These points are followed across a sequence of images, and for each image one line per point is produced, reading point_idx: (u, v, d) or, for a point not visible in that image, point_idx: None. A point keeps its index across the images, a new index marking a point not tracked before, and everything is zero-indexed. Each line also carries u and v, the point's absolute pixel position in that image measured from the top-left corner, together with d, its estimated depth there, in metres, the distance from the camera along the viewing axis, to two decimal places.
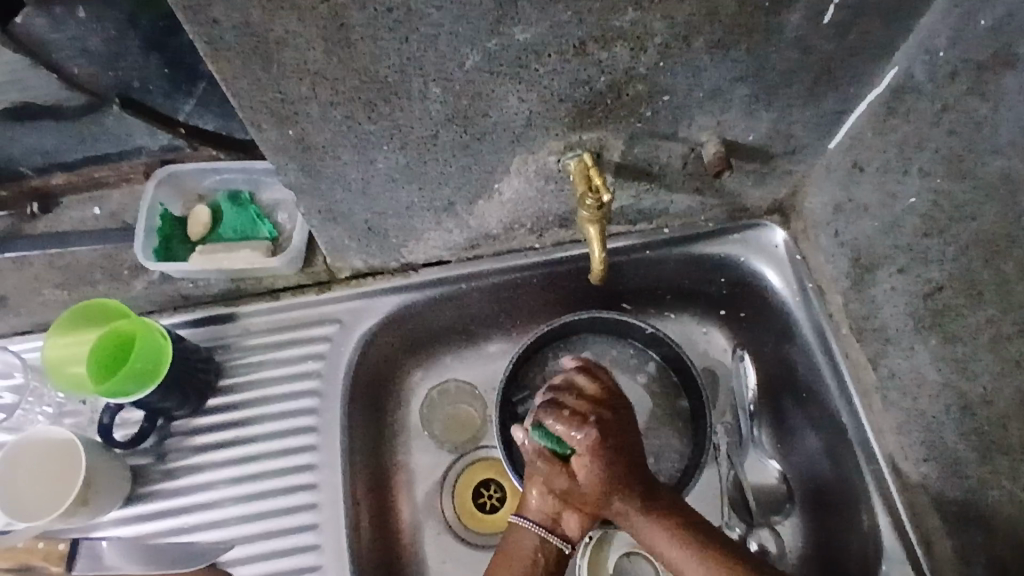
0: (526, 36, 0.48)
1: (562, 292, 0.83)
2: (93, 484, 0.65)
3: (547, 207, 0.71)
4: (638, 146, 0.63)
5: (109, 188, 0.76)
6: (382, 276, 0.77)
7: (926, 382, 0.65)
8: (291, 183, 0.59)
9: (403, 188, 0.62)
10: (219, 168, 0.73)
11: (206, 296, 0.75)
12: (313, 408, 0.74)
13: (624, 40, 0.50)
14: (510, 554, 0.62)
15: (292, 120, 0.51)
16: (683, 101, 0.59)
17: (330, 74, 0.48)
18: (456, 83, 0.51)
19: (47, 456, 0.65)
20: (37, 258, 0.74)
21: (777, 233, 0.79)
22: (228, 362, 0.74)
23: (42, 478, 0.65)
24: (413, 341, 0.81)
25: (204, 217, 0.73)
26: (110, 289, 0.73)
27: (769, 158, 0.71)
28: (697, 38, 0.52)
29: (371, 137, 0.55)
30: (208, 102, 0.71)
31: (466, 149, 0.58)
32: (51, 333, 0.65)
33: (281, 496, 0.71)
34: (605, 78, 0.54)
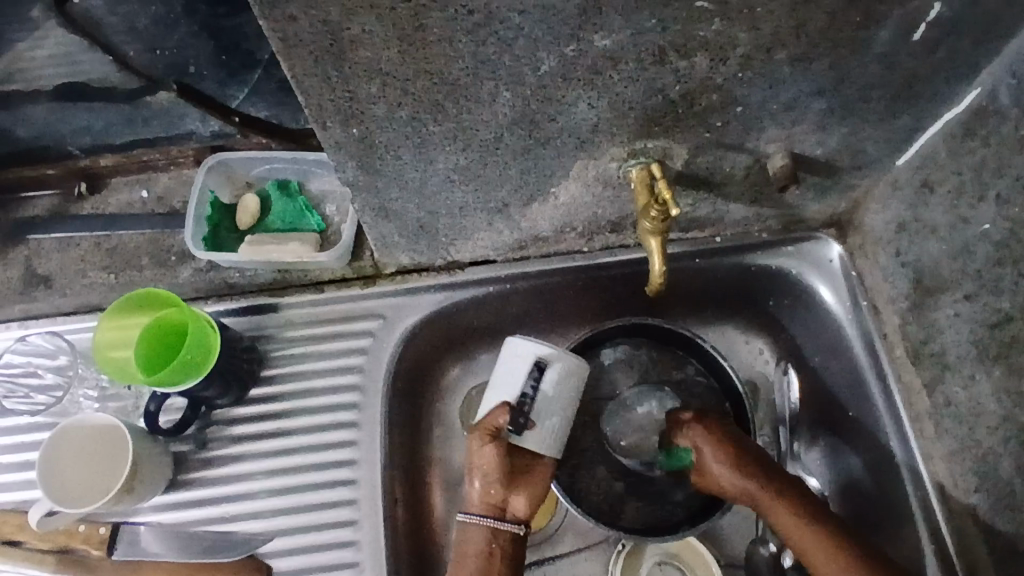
0: (605, 43, 0.46)
1: (607, 297, 0.81)
2: (140, 472, 0.66)
3: (601, 211, 0.69)
4: (703, 155, 0.61)
5: (157, 172, 0.76)
6: (427, 273, 0.76)
7: (985, 413, 0.63)
8: (348, 180, 0.58)
9: (459, 189, 0.61)
10: (269, 157, 0.72)
11: (251, 286, 0.74)
12: (354, 404, 0.73)
13: (705, 50, 0.49)
14: (464, 551, 0.63)
15: (357, 119, 0.50)
16: (756, 112, 0.57)
17: (401, 75, 0.46)
18: (527, 88, 0.49)
19: (97, 442, 0.66)
20: (85, 239, 0.74)
21: (832, 248, 0.77)
22: (270, 353, 0.74)
23: (91, 464, 0.66)
24: (455, 339, 0.80)
25: (253, 206, 0.72)
26: (156, 275, 0.73)
27: (834, 172, 0.68)
28: (780, 50, 0.50)
29: (434, 138, 0.53)
30: (262, 91, 0.70)
31: (528, 152, 0.57)
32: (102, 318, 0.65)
33: (320, 490, 0.71)
34: (679, 87, 0.52)
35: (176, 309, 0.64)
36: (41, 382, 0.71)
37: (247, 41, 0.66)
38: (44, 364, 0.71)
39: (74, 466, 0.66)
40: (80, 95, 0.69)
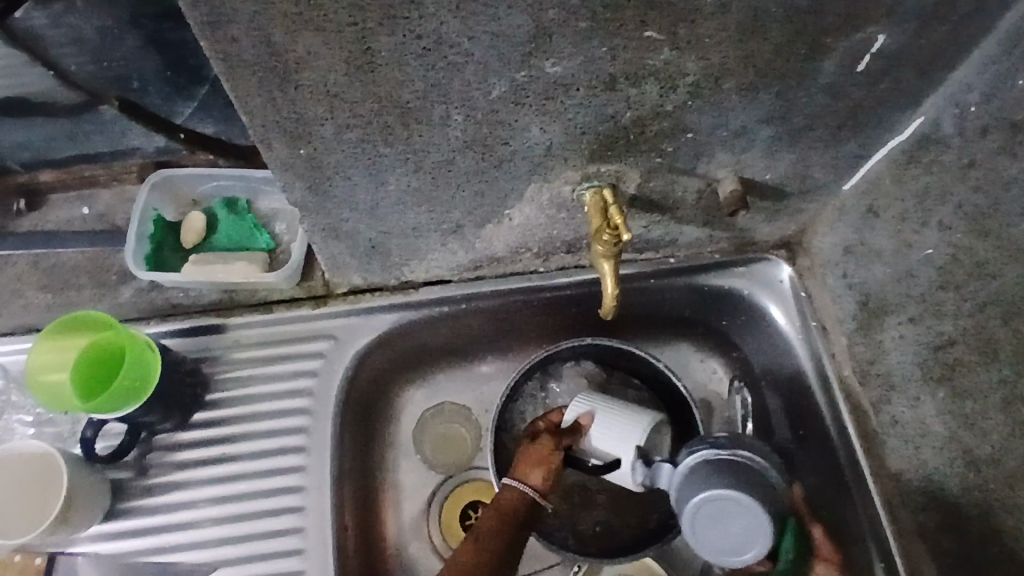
0: (556, 69, 0.46)
1: (563, 317, 0.81)
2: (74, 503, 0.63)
3: (556, 233, 0.69)
4: (655, 180, 0.62)
5: (98, 187, 0.73)
6: (381, 292, 0.75)
7: (930, 433, 0.64)
8: (296, 201, 0.56)
9: (411, 210, 0.60)
10: (216, 174, 0.70)
11: (196, 306, 0.72)
12: (303, 427, 0.71)
13: (655, 78, 0.49)
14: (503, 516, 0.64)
15: (305, 139, 0.49)
16: (706, 138, 0.57)
17: (349, 97, 0.45)
18: (479, 112, 0.49)
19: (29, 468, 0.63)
20: (22, 257, 0.71)
21: (782, 269, 0.78)
22: (215, 375, 0.71)
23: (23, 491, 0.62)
24: (409, 359, 0.79)
25: (198, 225, 0.70)
26: (97, 295, 0.70)
27: (783, 197, 0.70)
28: (729, 79, 0.51)
29: (385, 160, 0.52)
30: (210, 106, 0.68)
31: (481, 175, 0.56)
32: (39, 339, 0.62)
33: (266, 517, 0.68)
34: (630, 114, 0.52)
35: (114, 332, 0.61)
36: None
37: (195, 56, 0.64)
38: None
39: (6, 492, 0.63)
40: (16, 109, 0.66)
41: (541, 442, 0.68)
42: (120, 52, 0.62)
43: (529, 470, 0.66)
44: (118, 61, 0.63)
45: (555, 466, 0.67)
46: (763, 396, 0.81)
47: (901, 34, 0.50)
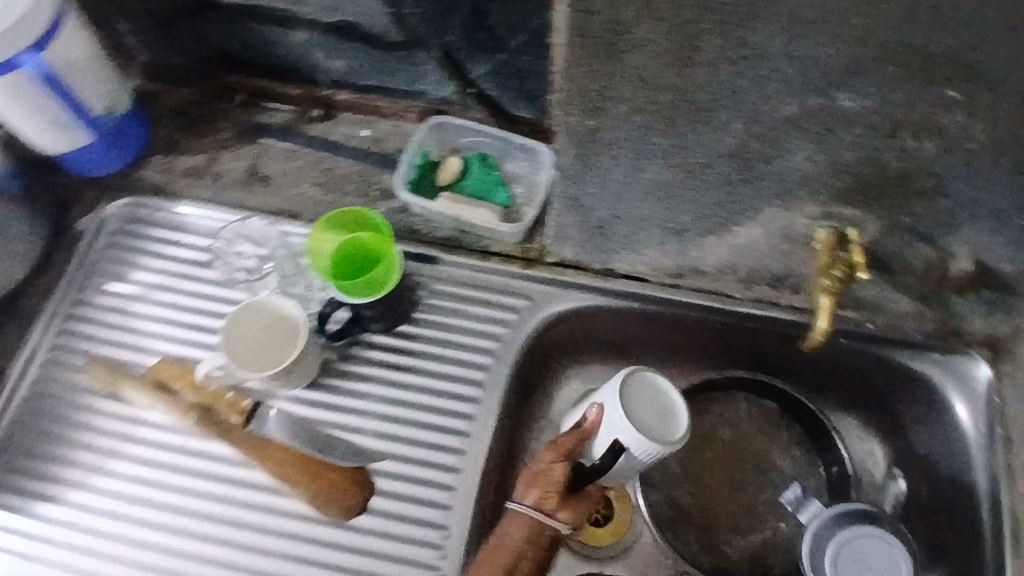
0: (849, 104, 0.50)
1: (740, 346, 0.82)
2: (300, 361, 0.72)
3: (769, 263, 0.72)
4: (891, 237, 0.63)
5: (380, 116, 0.85)
6: (582, 271, 0.81)
7: None
8: (561, 165, 0.64)
9: (651, 202, 0.66)
10: (482, 130, 0.80)
11: (428, 236, 0.82)
12: (484, 366, 0.79)
13: (938, 136, 0.51)
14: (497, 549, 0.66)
15: (599, 112, 0.55)
16: (960, 210, 0.58)
17: (657, 84, 0.52)
18: (760, 126, 0.53)
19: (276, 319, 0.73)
20: (305, 156, 0.84)
21: (983, 368, 0.76)
22: (423, 298, 0.81)
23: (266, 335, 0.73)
24: (585, 339, 0.85)
25: (454, 168, 0.79)
26: (354, 202, 0.81)
27: (1014, 294, 0.68)
28: (1011, 156, 0.52)
29: (654, 149, 0.58)
30: (498, 74, 0.76)
31: (730, 186, 0.61)
32: (334, 213, 0.72)
33: (433, 431, 0.76)
34: (898, 164, 0.55)
35: (384, 246, 0.71)
36: (244, 264, 0.80)
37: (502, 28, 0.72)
38: (252, 249, 0.80)
39: (248, 332, 0.73)
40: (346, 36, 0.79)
41: (536, 462, 0.66)
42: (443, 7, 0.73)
43: (525, 490, 0.66)
44: None
45: (553, 481, 0.66)
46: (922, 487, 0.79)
47: None
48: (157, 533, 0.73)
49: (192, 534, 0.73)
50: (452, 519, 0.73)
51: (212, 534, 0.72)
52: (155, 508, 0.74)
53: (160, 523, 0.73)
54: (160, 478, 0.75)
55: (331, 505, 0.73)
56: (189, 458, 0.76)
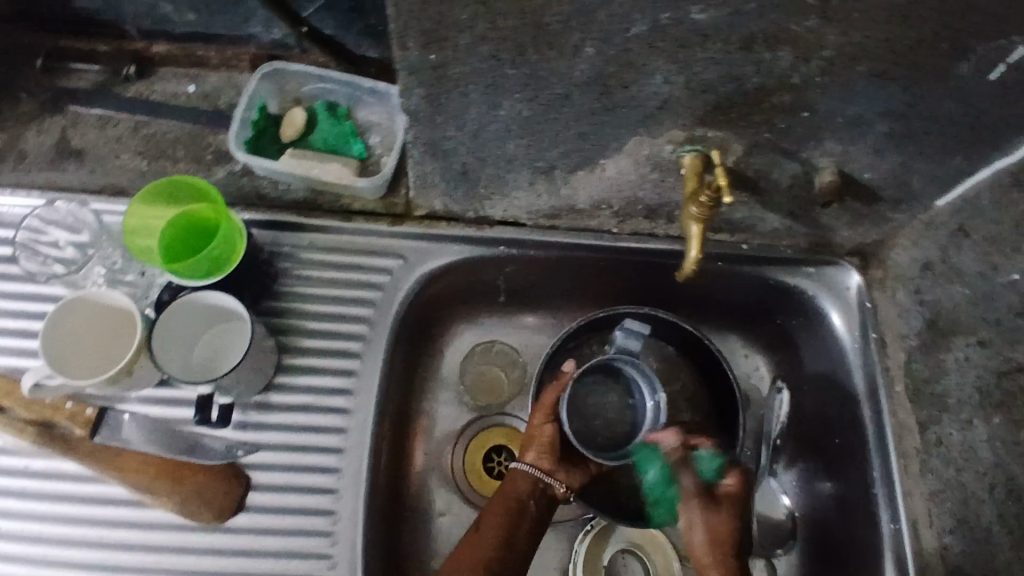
0: (702, 17, 0.46)
1: (623, 281, 0.81)
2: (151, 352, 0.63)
3: (642, 194, 0.70)
4: (756, 156, 0.62)
5: (207, 68, 0.75)
6: (456, 223, 0.76)
7: (976, 459, 0.65)
8: (410, 109, 0.57)
9: (513, 141, 0.61)
10: (326, 76, 0.72)
11: (281, 201, 0.73)
12: (362, 335, 0.73)
13: (791, 46, 0.49)
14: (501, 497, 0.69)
15: (440, 45, 0.49)
16: (821, 121, 0.57)
17: (496, 7, 0.46)
18: (613, 49, 0.49)
19: (114, 316, 0.65)
20: (124, 121, 0.73)
21: (852, 276, 0.78)
22: (286, 271, 0.73)
23: (106, 338, 0.64)
24: (471, 293, 0.81)
25: (298, 121, 0.71)
26: (189, 169, 0.72)
27: (874, 202, 0.69)
28: (862, 62, 0.50)
29: (506, 83, 0.53)
30: (334, 8, 0.70)
31: (592, 117, 0.57)
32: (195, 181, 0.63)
33: (313, 413, 0.70)
34: (756, 79, 0.52)
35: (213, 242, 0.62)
36: (59, 254, 0.69)
37: None
38: (67, 238, 0.69)
39: (82, 329, 0.64)
40: None
41: (530, 420, 0.72)
42: None
43: (523, 450, 0.71)
44: None
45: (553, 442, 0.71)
46: (805, 397, 0.82)
47: None
48: (13, 568, 0.66)
49: (55, 563, 0.66)
50: (342, 502, 0.68)
51: (77, 559, 0.66)
52: (10, 539, 0.67)
53: (19, 556, 0.66)
54: (10, 508, 0.67)
55: (203, 509, 0.66)
56: (41, 480, 0.68)
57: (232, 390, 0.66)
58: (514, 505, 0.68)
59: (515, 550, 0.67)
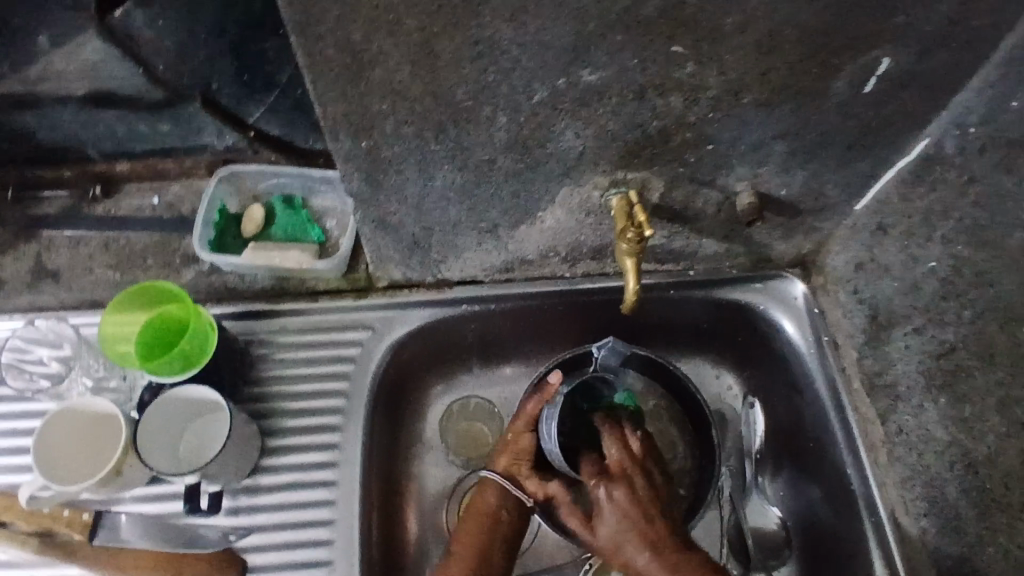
0: (593, 78, 0.52)
1: (585, 321, 0.85)
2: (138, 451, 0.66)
3: (584, 238, 0.74)
4: (677, 190, 0.68)
5: (169, 180, 0.81)
6: (417, 289, 0.80)
7: (933, 439, 0.67)
8: (353, 191, 0.63)
9: (453, 206, 0.66)
10: (278, 172, 0.77)
11: (250, 292, 0.78)
12: (340, 408, 0.75)
13: (680, 91, 0.55)
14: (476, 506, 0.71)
15: (367, 132, 0.55)
16: (726, 150, 0.63)
17: (410, 94, 0.52)
18: (523, 114, 0.55)
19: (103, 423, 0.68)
20: (95, 239, 0.78)
21: (797, 286, 0.82)
22: (261, 356, 0.76)
23: (93, 444, 0.67)
24: (442, 354, 0.84)
25: (257, 215, 0.77)
26: (160, 274, 0.77)
27: (797, 214, 0.74)
28: (746, 95, 0.56)
29: (434, 157, 0.59)
30: (277, 110, 0.75)
31: (519, 175, 0.63)
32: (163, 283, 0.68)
33: (301, 489, 0.72)
34: (657, 123, 0.58)
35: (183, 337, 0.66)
36: (44, 370, 0.72)
37: (268, 64, 0.71)
38: (48, 353, 0.72)
39: (68, 439, 0.67)
40: (104, 104, 0.74)
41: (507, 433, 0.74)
42: (196, 56, 0.69)
43: (494, 458, 0.74)
44: (195, 64, 0.70)
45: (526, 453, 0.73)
46: (774, 410, 0.85)
47: (906, 57, 0.55)
48: None
49: None
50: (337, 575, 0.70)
51: None
52: None
53: None
54: None
55: None
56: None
57: (217, 478, 0.69)
58: (489, 515, 0.71)
59: (493, 570, 0.69)
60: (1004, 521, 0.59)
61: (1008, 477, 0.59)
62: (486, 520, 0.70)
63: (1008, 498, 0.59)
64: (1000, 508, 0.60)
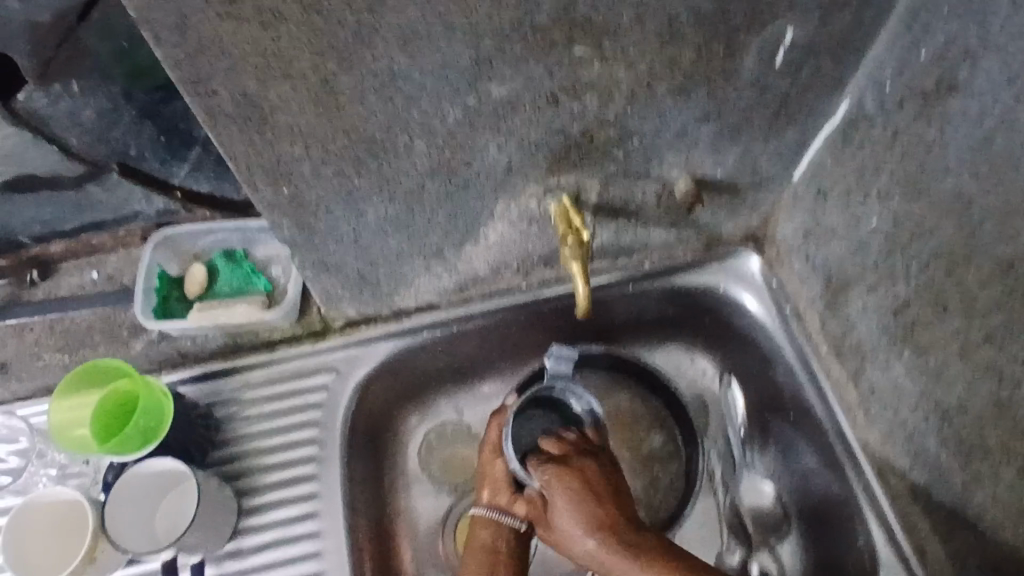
0: (502, 91, 0.52)
1: (549, 329, 0.84)
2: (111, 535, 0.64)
3: (531, 248, 0.74)
4: (613, 186, 0.67)
5: (106, 253, 0.80)
6: (375, 322, 0.79)
7: (904, 394, 0.66)
8: (286, 238, 0.62)
9: (392, 237, 0.65)
10: (215, 229, 0.76)
11: (204, 352, 0.76)
12: (314, 456, 0.74)
13: (592, 90, 0.55)
14: (472, 546, 0.71)
15: (286, 179, 0.54)
16: (652, 140, 0.63)
17: (320, 135, 0.51)
18: (439, 137, 0.55)
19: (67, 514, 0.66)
20: (38, 324, 0.76)
21: (752, 261, 0.82)
22: (227, 416, 0.75)
23: (61, 537, 0.65)
24: (411, 385, 0.82)
25: (200, 276, 0.76)
26: (110, 350, 0.75)
27: (738, 191, 0.74)
28: (659, 84, 0.56)
29: (361, 192, 0.58)
30: (202, 165, 0.74)
31: (451, 197, 0.62)
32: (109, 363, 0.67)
33: (286, 546, 0.71)
34: (577, 125, 0.58)
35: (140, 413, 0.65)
36: (5, 466, 0.71)
37: (186, 122, 0.70)
38: (5, 449, 0.71)
39: (37, 536, 0.65)
40: (26, 186, 0.72)
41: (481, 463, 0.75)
42: (108, 125, 0.67)
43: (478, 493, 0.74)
44: (109, 133, 0.68)
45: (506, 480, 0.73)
46: (753, 387, 0.84)
47: (809, 25, 0.56)
48: None
49: None
50: None
51: None
52: None
53: None
54: None
55: None
56: None
57: (196, 550, 0.67)
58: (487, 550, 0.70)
59: None
60: (986, 467, 0.58)
61: (982, 423, 0.58)
62: (484, 555, 0.69)
63: (985, 443, 0.58)
64: (980, 455, 0.59)
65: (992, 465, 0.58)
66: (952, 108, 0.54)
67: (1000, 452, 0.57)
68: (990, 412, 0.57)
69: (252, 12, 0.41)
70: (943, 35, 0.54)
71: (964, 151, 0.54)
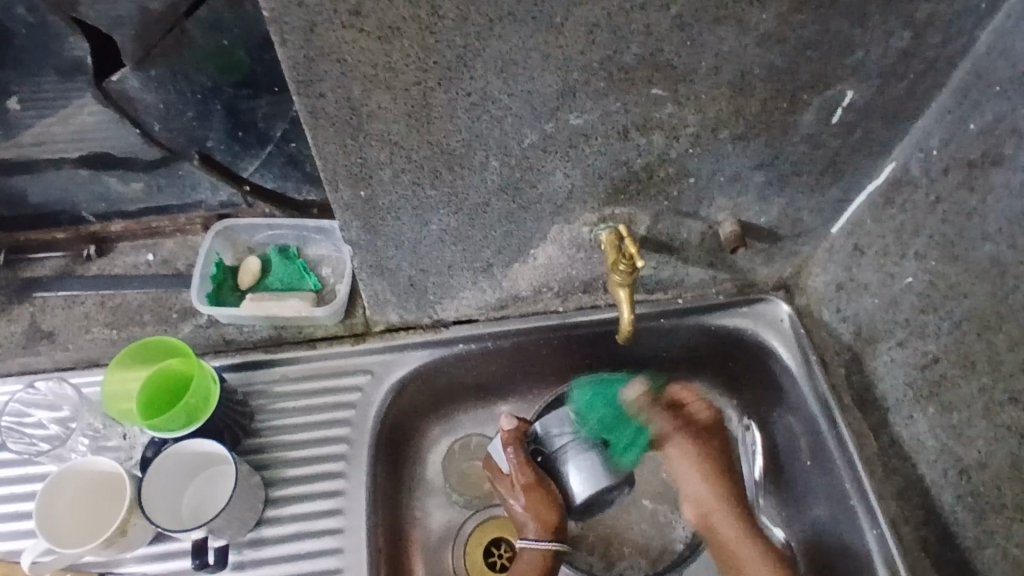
0: (579, 121, 0.55)
1: (579, 355, 0.86)
2: (141, 504, 0.66)
3: (575, 272, 0.76)
4: (663, 222, 0.70)
5: (163, 237, 0.83)
6: (414, 331, 0.81)
7: (924, 449, 0.68)
8: (350, 238, 0.64)
9: (449, 248, 0.68)
10: (271, 223, 0.79)
11: (247, 342, 0.79)
12: (343, 453, 0.75)
13: (661, 129, 0.58)
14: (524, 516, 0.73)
15: (365, 182, 0.57)
16: (706, 183, 0.66)
17: (405, 144, 0.54)
18: (513, 158, 0.58)
19: (106, 486, 0.68)
20: (89, 297, 0.79)
21: (783, 308, 0.84)
22: (262, 405, 0.77)
23: (94, 503, 0.67)
24: (440, 395, 0.84)
25: (254, 267, 0.79)
26: (157, 330, 0.77)
27: (777, 239, 0.78)
28: (723, 130, 0.60)
29: (431, 202, 0.61)
30: (270, 164, 0.77)
31: (512, 216, 0.65)
32: (158, 341, 0.69)
33: (307, 538, 0.72)
34: (641, 160, 0.61)
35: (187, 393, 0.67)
36: (44, 432, 0.72)
37: (262, 122, 0.73)
38: (48, 415, 0.73)
39: (70, 499, 0.67)
40: (101, 164, 0.76)
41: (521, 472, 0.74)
42: (190, 114, 0.71)
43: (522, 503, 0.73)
44: (189, 123, 0.72)
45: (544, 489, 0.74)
46: (771, 431, 0.85)
47: (867, 91, 0.59)
48: None
49: None
50: None
51: None
52: None
53: None
54: None
55: None
56: None
57: (222, 533, 0.68)
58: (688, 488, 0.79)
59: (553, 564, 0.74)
60: (1002, 524, 0.60)
61: (1000, 480, 0.60)
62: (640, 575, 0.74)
63: (1001, 500, 0.60)
64: (996, 511, 0.61)
65: (1008, 522, 0.60)
66: (995, 180, 0.59)
67: (1018, 511, 0.59)
68: (1009, 469, 0.59)
69: (374, 26, 0.45)
70: (991, 112, 0.58)
71: (1003, 221, 0.58)
